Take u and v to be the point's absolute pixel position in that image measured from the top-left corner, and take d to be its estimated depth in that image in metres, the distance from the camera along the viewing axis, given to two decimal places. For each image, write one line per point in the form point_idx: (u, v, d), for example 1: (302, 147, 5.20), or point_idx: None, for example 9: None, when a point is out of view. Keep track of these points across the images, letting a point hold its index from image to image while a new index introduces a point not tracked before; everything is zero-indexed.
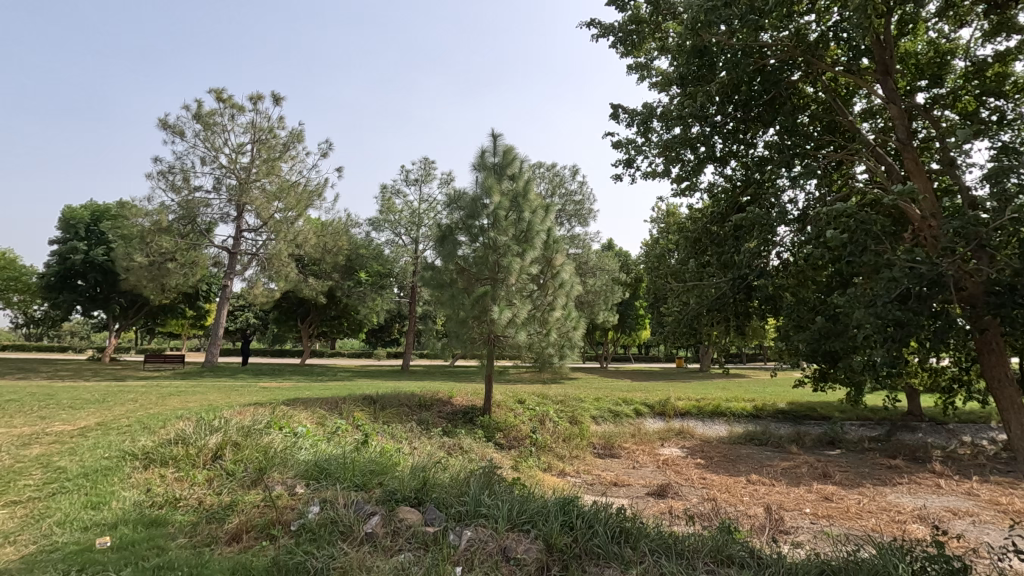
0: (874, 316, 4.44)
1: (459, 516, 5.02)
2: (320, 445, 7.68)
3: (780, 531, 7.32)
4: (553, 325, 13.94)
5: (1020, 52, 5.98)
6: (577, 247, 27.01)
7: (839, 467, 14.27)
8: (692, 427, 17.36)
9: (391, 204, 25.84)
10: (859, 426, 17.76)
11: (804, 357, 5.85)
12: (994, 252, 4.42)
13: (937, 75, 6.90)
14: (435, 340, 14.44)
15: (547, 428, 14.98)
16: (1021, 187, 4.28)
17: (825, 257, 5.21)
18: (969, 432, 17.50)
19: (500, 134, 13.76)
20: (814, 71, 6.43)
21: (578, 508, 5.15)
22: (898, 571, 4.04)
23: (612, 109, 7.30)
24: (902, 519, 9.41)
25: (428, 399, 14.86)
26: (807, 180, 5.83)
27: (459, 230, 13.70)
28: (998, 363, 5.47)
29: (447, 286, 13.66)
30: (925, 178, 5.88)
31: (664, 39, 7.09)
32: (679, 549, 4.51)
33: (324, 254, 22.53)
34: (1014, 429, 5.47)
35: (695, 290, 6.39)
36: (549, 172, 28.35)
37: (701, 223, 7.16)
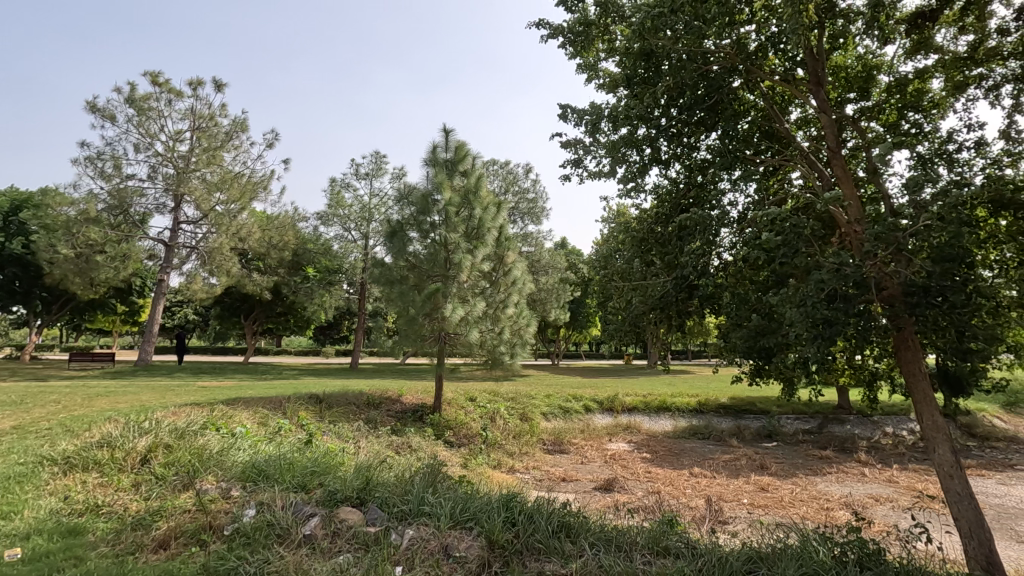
0: (805, 315, 4.68)
1: (403, 515, 4.96)
2: (260, 446, 7.43)
3: (717, 522, 7.69)
4: (505, 322, 13.94)
5: (936, 71, 6.36)
6: (530, 245, 27.25)
7: (774, 459, 14.98)
8: (639, 422, 17.87)
9: (340, 198, 25.24)
10: (794, 419, 18.74)
11: (740, 355, 6.09)
12: (910, 256, 4.75)
13: (864, 89, 7.27)
14: (384, 337, 14.21)
15: (498, 425, 14.98)
16: (935, 196, 4.62)
17: (761, 258, 5.41)
18: (890, 423, 18.73)
19: (451, 130, 13.65)
20: (753, 79, 6.65)
21: (521, 504, 5.19)
22: (818, 557, 4.28)
23: (560, 109, 7.31)
24: (829, 506, 9.99)
25: (377, 398, 14.61)
26: (746, 184, 6.08)
27: (410, 227, 13.44)
28: (914, 359, 5.67)
29: (397, 282, 13.41)
30: (852, 185, 6.22)
31: (612, 42, 7.17)
32: (618, 542, 4.61)
33: (269, 248, 21.75)
34: (926, 421, 5.69)
35: (639, 289, 6.53)
36: (502, 169, 28.42)
37: (647, 223, 7.26)
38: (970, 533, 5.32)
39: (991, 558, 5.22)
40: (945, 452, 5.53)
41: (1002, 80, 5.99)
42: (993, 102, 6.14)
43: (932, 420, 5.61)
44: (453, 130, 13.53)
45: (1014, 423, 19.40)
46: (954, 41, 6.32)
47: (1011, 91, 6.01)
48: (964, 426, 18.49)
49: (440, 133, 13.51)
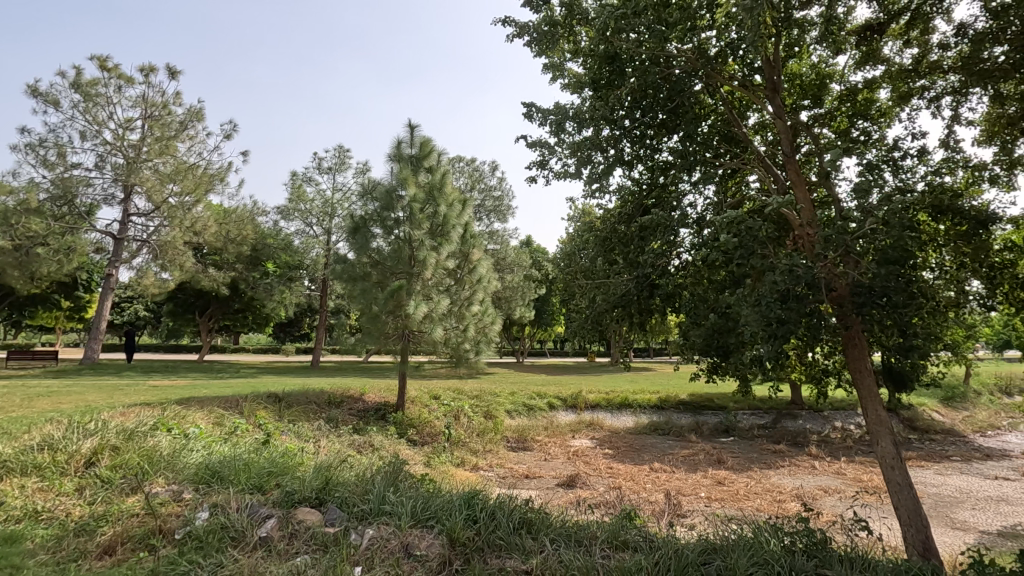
0: (759, 315, 4.84)
1: (363, 515, 4.89)
2: (215, 446, 7.20)
3: (676, 516, 7.89)
4: (470, 320, 13.92)
5: (884, 81, 6.67)
6: (496, 243, 27.27)
7: (731, 453, 15.44)
8: (602, 419, 18.14)
9: (302, 192, 24.65)
10: (750, 415, 19.36)
11: (699, 352, 6.26)
12: (857, 258, 4.97)
13: (817, 96, 7.54)
14: (347, 335, 13.94)
15: (461, 424, 14.93)
16: (881, 200, 4.84)
17: (719, 259, 5.56)
18: (840, 417, 19.57)
19: (417, 126, 13.51)
20: (714, 83, 6.83)
21: (483, 502, 5.18)
22: (768, 547, 4.44)
23: (525, 108, 7.33)
24: (781, 498, 10.38)
25: (338, 397, 14.37)
26: (705, 186, 6.24)
27: (374, 223, 13.28)
28: (860, 357, 5.95)
29: (360, 279, 13.18)
30: (805, 189, 6.46)
31: (577, 43, 7.23)
32: (578, 537, 4.68)
33: (226, 243, 21.06)
34: (871, 416, 5.97)
35: (602, 288, 6.62)
36: (468, 167, 28.31)
37: (610, 223, 7.36)
38: (909, 521, 5.61)
39: (927, 544, 5.52)
40: (887, 444, 5.80)
41: (944, 92, 6.32)
42: (935, 112, 6.47)
43: (876, 415, 5.89)
44: (417, 124, 13.39)
45: (951, 417, 20.54)
46: (899, 54, 6.64)
47: (951, 102, 6.35)
48: (906, 420, 19.46)
49: (406, 128, 13.35)
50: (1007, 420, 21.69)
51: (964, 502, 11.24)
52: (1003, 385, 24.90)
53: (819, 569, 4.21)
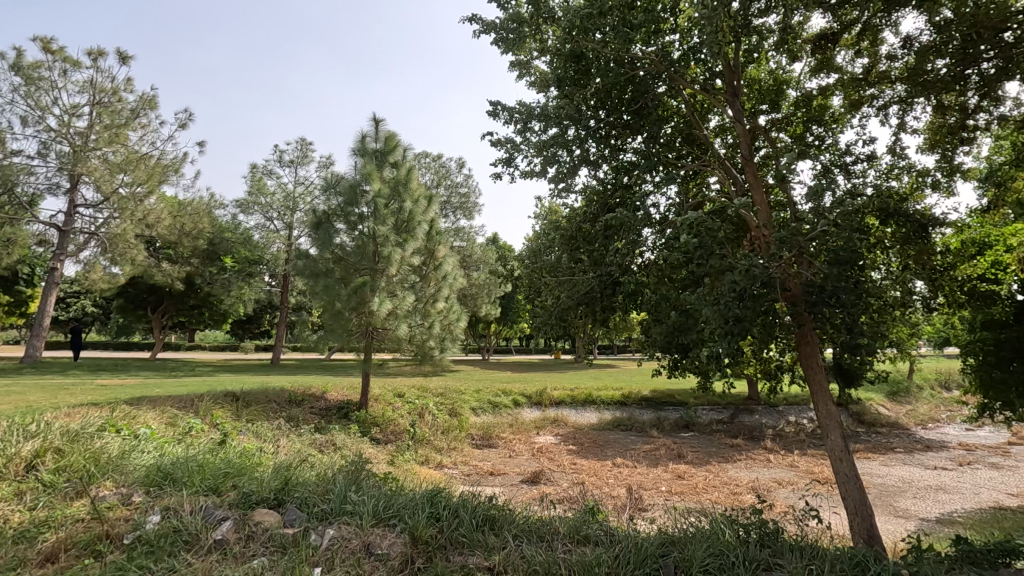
0: (718, 313, 4.98)
1: (323, 515, 4.80)
2: (168, 447, 6.94)
3: (637, 510, 8.07)
4: (435, 317, 13.84)
5: (837, 88, 6.93)
6: (462, 240, 27.18)
7: (690, 448, 15.84)
8: (566, 415, 18.33)
9: (262, 185, 23.98)
10: (709, 410, 19.89)
11: (660, 350, 6.40)
12: (811, 258, 5.17)
13: (775, 101, 7.74)
14: (308, 332, 13.64)
15: (426, 421, 14.84)
16: (833, 203, 5.05)
17: (680, 259, 5.70)
18: (793, 412, 20.31)
19: (381, 120, 13.32)
20: (676, 86, 6.98)
21: (447, 499, 5.16)
22: (724, 538, 4.58)
23: (491, 106, 7.32)
24: (738, 491, 10.72)
25: (300, 395, 14.07)
26: (668, 187, 6.37)
27: (337, 218, 13.04)
28: (812, 353, 6.20)
29: (322, 275, 12.91)
30: (763, 191, 6.68)
31: (544, 42, 7.26)
32: (540, 533, 4.72)
33: (181, 236, 20.29)
34: (821, 411, 6.22)
35: (566, 286, 6.67)
36: (434, 163, 28.07)
37: (575, 221, 7.43)
38: (856, 510, 5.87)
39: (871, 532, 5.77)
40: (836, 438, 6.05)
41: (892, 100, 6.62)
42: (883, 120, 6.78)
43: (826, 409, 6.14)
44: (382, 119, 13.19)
45: (896, 411, 21.58)
46: (851, 63, 6.93)
47: (898, 110, 6.67)
48: (855, 414, 20.34)
49: (370, 122, 13.15)
50: (946, 413, 22.93)
51: (906, 491, 11.84)
52: (943, 380, 26.32)
53: (771, 558, 4.36)
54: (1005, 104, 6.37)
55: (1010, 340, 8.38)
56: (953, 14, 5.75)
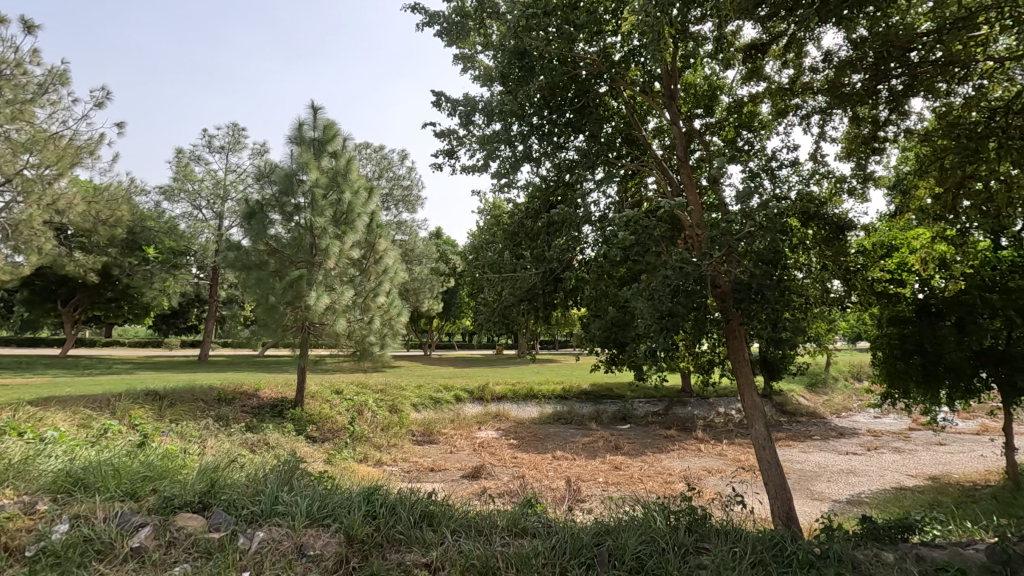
0: (653, 309, 5.17)
1: (252, 517, 4.60)
2: (80, 451, 6.43)
3: (576, 501, 8.26)
4: (376, 311, 13.57)
5: (765, 97, 7.32)
6: (404, 234, 26.80)
7: (627, 439, 16.36)
8: (507, 410, 18.50)
9: (189, 170, 22.60)
10: (645, 403, 20.63)
11: (599, 344, 6.56)
12: (739, 257, 5.45)
13: (709, 106, 8.07)
14: (240, 327, 13.02)
15: (365, 418, 14.53)
16: (759, 205, 5.35)
17: (618, 256, 5.86)
18: (723, 403, 21.37)
19: (320, 108, 12.90)
20: (617, 88, 7.16)
21: (384, 496, 5.07)
22: (655, 525, 4.75)
23: (434, 97, 7.23)
24: (671, 480, 11.18)
25: (230, 393, 13.45)
26: (607, 186, 6.51)
27: (272, 208, 12.51)
28: (739, 347, 6.53)
29: (255, 268, 12.33)
30: (696, 192, 6.97)
31: (488, 35, 7.24)
32: (479, 527, 4.73)
33: (96, 224, 18.80)
34: (748, 402, 6.55)
35: (508, 282, 6.72)
36: (376, 154, 27.43)
37: (518, 217, 7.47)
38: (777, 495, 6.23)
39: (790, 514, 6.16)
40: (760, 427, 6.40)
41: (813, 111, 7.05)
42: (806, 129, 7.21)
43: (752, 400, 6.48)
44: (321, 107, 12.80)
45: (814, 400, 23.14)
46: (778, 73, 7.33)
47: (819, 120, 7.11)
48: (778, 404, 21.64)
49: (308, 109, 12.71)
50: (858, 402, 24.81)
51: (822, 475, 12.73)
52: (855, 371, 28.46)
53: (698, 543, 4.58)
54: (910, 118, 6.91)
55: (912, 335, 9.17)
56: (868, 33, 6.18)
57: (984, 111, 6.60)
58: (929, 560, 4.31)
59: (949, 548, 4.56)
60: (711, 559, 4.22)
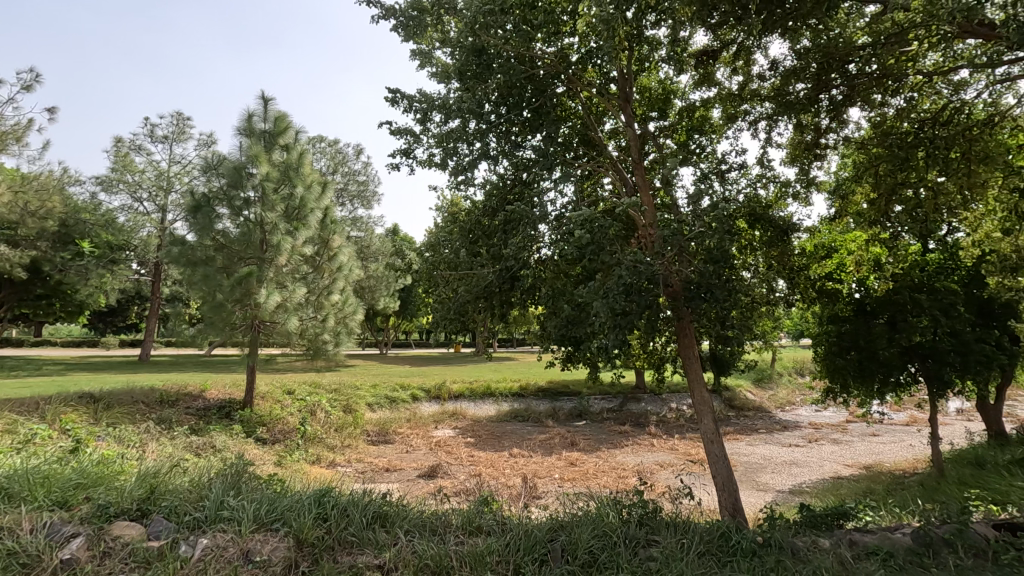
0: (608, 307, 5.27)
1: (195, 524, 4.41)
2: (3, 459, 5.97)
3: (531, 498, 8.35)
4: (329, 309, 13.27)
5: (716, 102, 7.54)
6: (359, 230, 26.35)
7: (582, 435, 16.61)
8: (464, 408, 18.47)
9: (129, 160, 21.40)
10: (601, 400, 21.00)
11: (554, 342, 6.63)
12: (690, 258, 5.62)
13: (663, 109, 8.26)
14: (184, 326, 12.46)
15: (318, 419, 14.17)
16: (710, 206, 5.51)
17: (574, 255, 5.93)
18: (675, 399, 21.99)
19: (271, 99, 12.49)
20: (574, 88, 7.23)
21: (335, 498, 4.96)
22: (608, 519, 4.84)
23: (389, 94, 7.13)
24: (624, 475, 11.43)
25: (173, 395, 12.86)
26: (564, 185, 6.57)
27: (219, 202, 12.02)
28: (690, 345, 6.71)
29: (201, 263, 11.83)
30: (650, 193, 7.12)
31: (446, 32, 7.17)
32: (433, 527, 4.70)
33: (24, 216, 17.41)
34: (697, 398, 6.75)
35: (464, 280, 6.68)
36: (330, 148, 26.79)
37: (475, 215, 7.45)
38: (723, 487, 6.46)
39: (736, 506, 6.40)
40: (708, 421, 6.62)
41: (760, 117, 7.33)
42: (754, 134, 7.48)
43: (701, 395, 6.69)
44: (272, 99, 12.41)
45: (760, 395, 24.13)
46: (728, 79, 7.56)
47: (766, 126, 7.39)
48: (726, 399, 22.43)
49: (259, 101, 12.32)
50: (800, 396, 26.01)
51: (767, 467, 13.28)
52: (798, 367, 29.81)
53: (649, 535, 4.71)
54: (849, 127, 7.28)
55: (849, 332, 9.68)
56: (811, 44, 6.47)
57: (915, 121, 7.02)
58: (861, 545, 4.57)
59: (879, 533, 4.85)
60: (661, 551, 4.33)
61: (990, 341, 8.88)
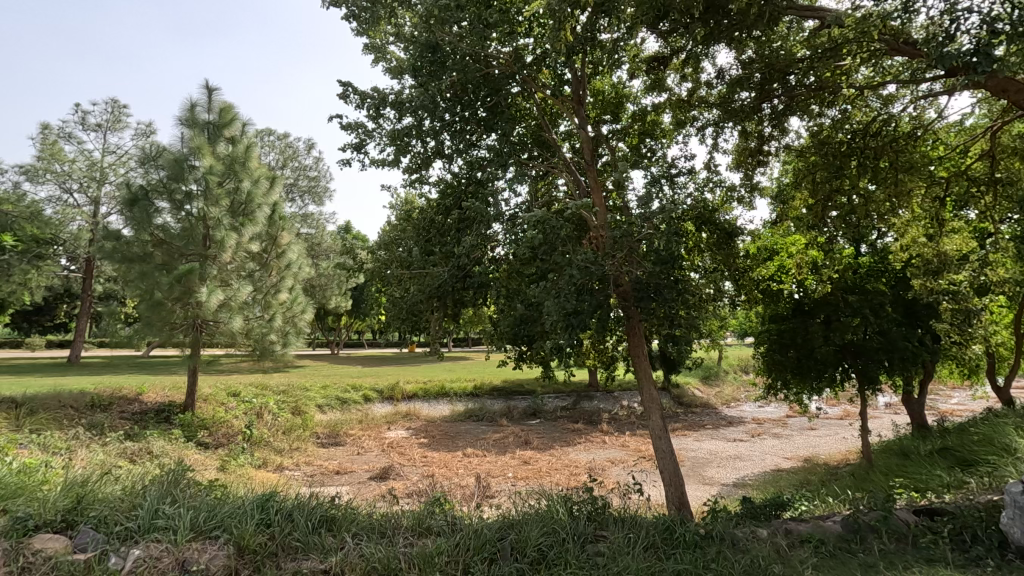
0: (558, 307, 5.34)
1: (127, 535, 4.18)
2: None
3: (484, 498, 8.35)
4: (277, 309, 12.84)
5: (666, 108, 7.75)
6: (310, 227, 25.66)
7: (537, 434, 16.74)
8: (418, 409, 18.29)
9: (58, 149, 20.03)
10: (555, 398, 21.23)
11: (508, 341, 6.67)
12: (639, 259, 5.77)
13: (616, 113, 8.40)
14: (119, 325, 11.77)
15: (265, 421, 13.68)
16: (658, 209, 5.66)
17: (527, 255, 5.97)
18: (627, 397, 22.48)
19: (215, 89, 11.99)
20: (529, 89, 7.26)
21: (279, 503, 4.80)
22: (557, 516, 4.90)
23: (340, 88, 6.99)
24: (577, 472, 11.59)
25: (106, 399, 12.14)
26: (518, 185, 6.58)
27: (158, 195, 11.42)
28: (639, 343, 6.86)
29: (138, 260, 11.23)
30: (602, 195, 7.25)
31: (399, 26, 7.07)
32: (382, 529, 4.62)
33: None
34: (646, 396, 6.90)
35: (418, 280, 6.63)
36: (279, 141, 25.97)
37: (428, 214, 7.39)
38: (671, 482, 6.62)
39: (682, 499, 6.58)
40: (656, 418, 6.79)
41: (708, 123, 7.57)
42: (701, 139, 7.73)
43: (650, 393, 6.85)
44: (216, 88, 11.90)
45: (707, 393, 24.99)
46: (679, 85, 7.77)
47: (713, 133, 7.65)
48: (675, 397, 23.13)
49: (203, 90, 11.82)
50: (744, 393, 27.10)
51: (713, 462, 13.76)
52: (743, 364, 31.06)
53: (597, 531, 4.80)
54: (789, 136, 7.62)
55: (789, 331, 10.15)
56: (755, 54, 6.74)
57: (848, 132, 7.42)
58: (796, 533, 4.81)
59: (813, 521, 5.11)
60: (608, 547, 4.42)
61: (913, 340, 9.48)
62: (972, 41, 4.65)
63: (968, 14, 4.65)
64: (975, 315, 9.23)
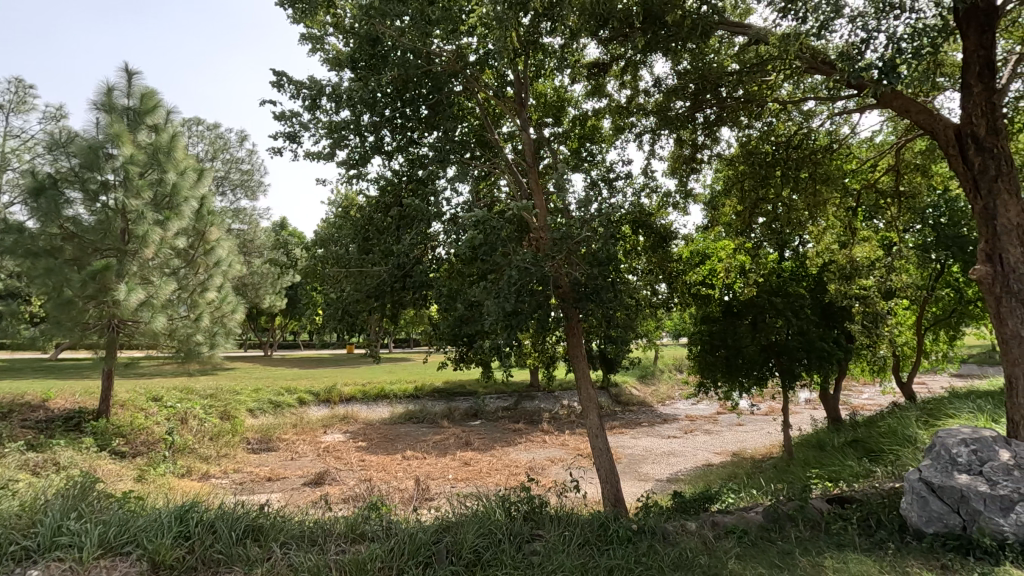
0: (498, 306, 5.35)
1: (24, 554, 3.82)
2: None
3: (423, 500, 8.26)
4: (205, 308, 12.14)
5: (605, 113, 7.92)
6: (242, 223, 24.45)
7: (477, 435, 16.74)
8: (356, 412, 17.85)
9: None
10: (496, 399, 21.30)
11: (447, 341, 6.61)
12: (578, 261, 5.87)
13: (557, 116, 8.51)
14: (20, 325, 10.76)
15: (189, 427, 12.90)
16: (597, 212, 5.79)
17: (467, 254, 5.94)
18: (566, 396, 22.87)
19: (135, 73, 11.21)
20: (471, 88, 7.23)
21: (201, 513, 4.53)
22: (494, 517, 4.90)
23: (273, 76, 6.71)
24: (517, 472, 11.67)
25: (5, 406, 11.07)
26: (459, 184, 6.55)
27: (68, 184, 10.50)
28: (578, 344, 6.97)
29: (45, 254, 10.31)
30: (542, 197, 7.33)
31: (338, 17, 6.86)
32: (313, 537, 4.47)
33: None
34: (584, 395, 7.02)
35: (355, 278, 6.51)
36: (209, 132, 24.63)
37: (366, 211, 7.22)
38: (607, 479, 6.77)
39: (617, 496, 6.75)
40: (593, 417, 6.93)
41: (645, 130, 7.79)
42: (639, 145, 7.95)
43: (587, 392, 6.98)
44: (137, 72, 11.14)
45: (643, 391, 25.80)
46: (617, 92, 7.96)
47: (650, 139, 7.90)
48: (613, 396, 23.73)
49: (120, 73, 11.03)
50: (678, 391, 28.17)
51: (647, 458, 14.21)
52: (677, 363, 32.26)
53: (533, 530, 4.83)
54: (721, 145, 7.98)
55: (718, 332, 10.64)
56: (690, 65, 7.00)
57: (773, 143, 7.86)
58: (722, 525, 5.03)
59: (737, 513, 5.37)
60: (544, 545, 4.47)
61: (829, 339, 10.16)
62: (881, 59, 5.01)
63: (877, 36, 5.00)
64: (882, 317, 10.02)
